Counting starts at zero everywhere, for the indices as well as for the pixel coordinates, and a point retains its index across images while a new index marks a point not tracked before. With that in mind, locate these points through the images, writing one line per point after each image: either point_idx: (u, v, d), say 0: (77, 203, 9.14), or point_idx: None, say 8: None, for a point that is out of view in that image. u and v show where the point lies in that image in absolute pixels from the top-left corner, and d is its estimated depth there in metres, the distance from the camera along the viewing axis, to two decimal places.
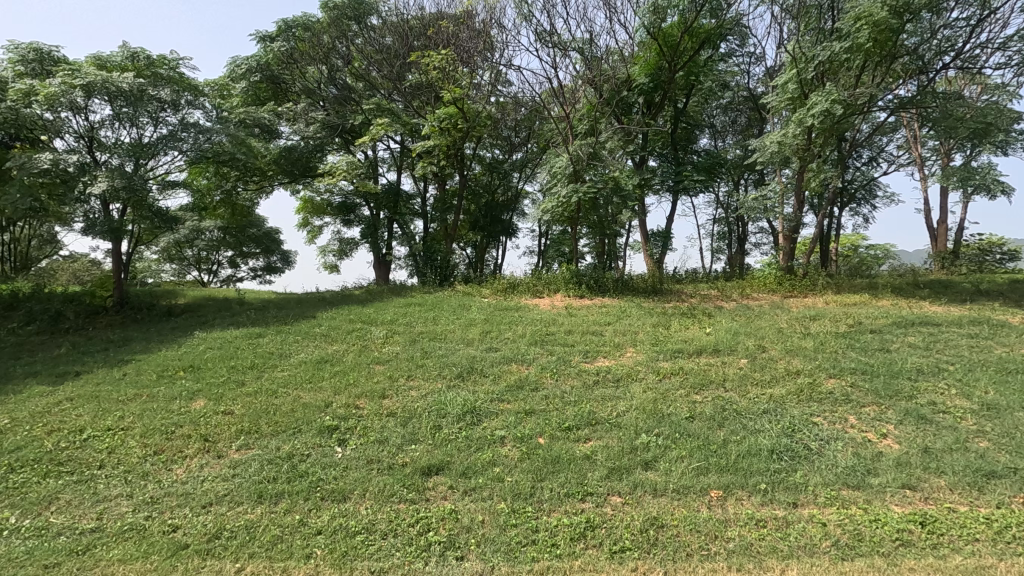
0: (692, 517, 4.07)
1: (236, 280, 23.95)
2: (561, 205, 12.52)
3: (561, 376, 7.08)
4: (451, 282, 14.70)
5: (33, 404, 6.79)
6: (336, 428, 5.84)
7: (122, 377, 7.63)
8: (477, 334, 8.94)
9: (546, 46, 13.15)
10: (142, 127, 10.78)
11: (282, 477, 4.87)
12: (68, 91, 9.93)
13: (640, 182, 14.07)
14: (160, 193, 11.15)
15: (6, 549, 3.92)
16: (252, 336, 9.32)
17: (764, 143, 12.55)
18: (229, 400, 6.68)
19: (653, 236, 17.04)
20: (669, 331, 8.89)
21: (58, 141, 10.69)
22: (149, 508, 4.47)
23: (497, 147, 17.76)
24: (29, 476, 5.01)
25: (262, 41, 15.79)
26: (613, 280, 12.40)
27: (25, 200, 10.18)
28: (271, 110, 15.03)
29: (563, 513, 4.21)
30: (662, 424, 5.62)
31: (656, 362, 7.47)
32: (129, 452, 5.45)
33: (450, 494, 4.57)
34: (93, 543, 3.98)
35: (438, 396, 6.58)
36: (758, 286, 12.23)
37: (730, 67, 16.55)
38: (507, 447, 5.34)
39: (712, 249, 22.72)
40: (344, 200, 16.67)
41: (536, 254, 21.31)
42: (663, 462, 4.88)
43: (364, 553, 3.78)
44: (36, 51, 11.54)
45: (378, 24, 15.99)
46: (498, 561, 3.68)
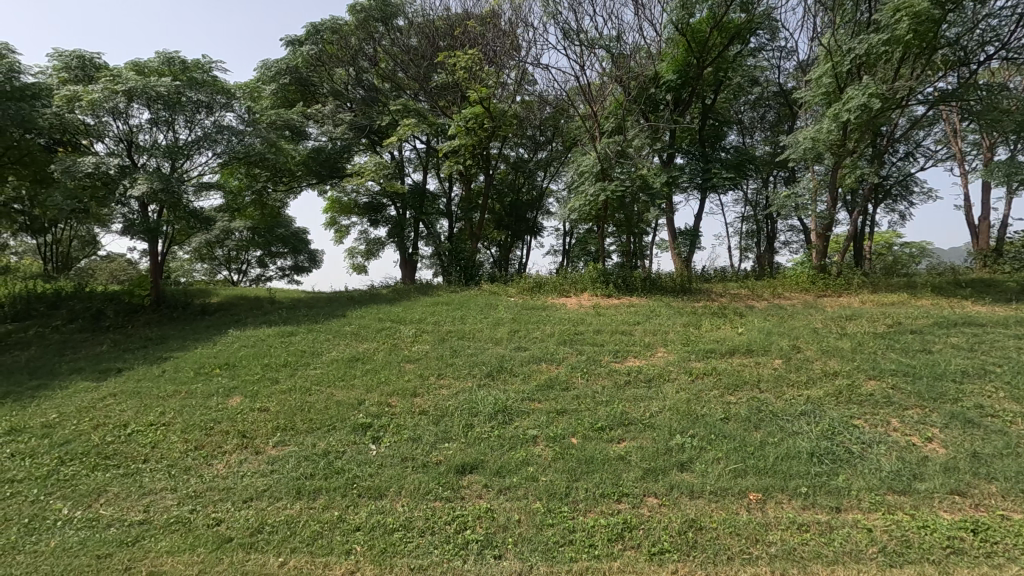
0: (731, 519, 4.01)
1: (265, 280, 24.46)
2: (588, 204, 12.42)
3: (592, 376, 7.03)
4: (476, 282, 14.71)
5: (80, 399, 7.05)
6: (369, 426, 5.91)
7: (163, 374, 7.86)
8: (505, 333, 8.93)
9: (573, 44, 13.10)
10: (178, 130, 11.08)
11: (319, 473, 4.95)
12: (111, 96, 10.27)
13: (668, 180, 13.93)
14: (195, 194, 11.44)
15: (61, 540, 4.06)
16: (285, 335, 9.47)
17: (797, 138, 12.27)
18: (265, 397, 6.81)
19: (681, 234, 16.80)
20: (700, 331, 8.76)
21: (99, 145, 11.05)
22: (193, 501, 4.58)
23: (522, 146, 17.75)
24: (79, 469, 5.20)
25: (291, 44, 16.01)
26: (641, 279, 12.25)
27: (68, 203, 10.55)
28: (301, 112, 15.26)
29: (600, 513, 4.19)
30: (697, 425, 5.54)
31: (688, 362, 7.38)
32: (172, 447, 5.60)
33: (485, 493, 4.58)
34: (141, 535, 4.10)
35: (470, 395, 6.60)
36: (791, 285, 11.99)
37: (760, 62, 16.32)
38: (540, 446, 5.34)
39: (740, 248, 22.39)
40: (371, 200, 16.85)
41: (561, 253, 21.24)
42: (699, 464, 4.82)
43: (403, 551, 3.82)
44: (79, 58, 11.94)
45: (404, 25, 16.14)
46: (537, 561, 3.68)
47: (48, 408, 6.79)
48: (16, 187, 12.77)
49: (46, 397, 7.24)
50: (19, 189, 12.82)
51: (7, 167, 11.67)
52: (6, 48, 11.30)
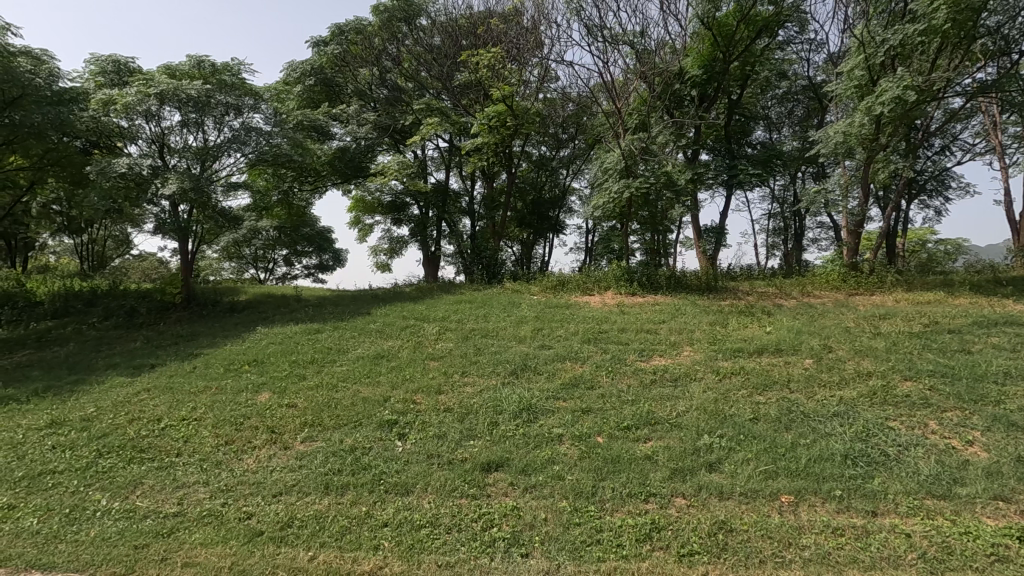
0: (763, 522, 3.93)
1: (291, 279, 24.89)
2: (612, 202, 12.28)
3: (617, 375, 6.97)
4: (499, 280, 14.77)
5: (116, 393, 7.25)
6: (395, 423, 5.96)
7: (194, 370, 8.05)
8: (529, 331, 8.93)
9: (597, 41, 12.99)
10: (207, 132, 11.33)
11: (346, 469, 5.01)
12: (143, 99, 10.54)
13: (692, 177, 13.77)
14: (223, 194, 11.69)
15: (100, 529, 4.17)
16: (311, 332, 9.61)
17: (827, 133, 11.96)
18: (292, 393, 6.92)
19: (706, 232, 16.54)
20: (726, 330, 8.61)
21: (133, 147, 11.37)
22: (224, 495, 4.67)
23: (545, 144, 17.70)
24: (116, 461, 5.35)
25: (316, 46, 16.23)
26: (666, 277, 12.13)
27: (104, 203, 10.86)
28: (326, 112, 15.42)
29: (627, 513, 4.15)
30: (725, 425, 5.45)
31: (715, 362, 7.25)
32: (203, 442, 5.72)
33: (511, 491, 4.58)
34: (176, 527, 4.19)
35: (494, 394, 6.59)
36: (820, 284, 11.71)
37: (788, 56, 16.00)
38: (566, 445, 5.32)
39: (767, 245, 21.99)
40: (394, 200, 16.96)
41: (584, 250, 21.14)
42: (728, 465, 4.75)
43: (430, 547, 3.82)
44: (114, 62, 12.29)
45: (427, 24, 16.20)
46: (564, 560, 3.65)
47: (87, 402, 7.01)
48: (54, 189, 13.22)
49: (84, 391, 7.47)
50: (57, 190, 13.28)
51: (45, 170, 12.08)
52: (45, 54, 11.71)
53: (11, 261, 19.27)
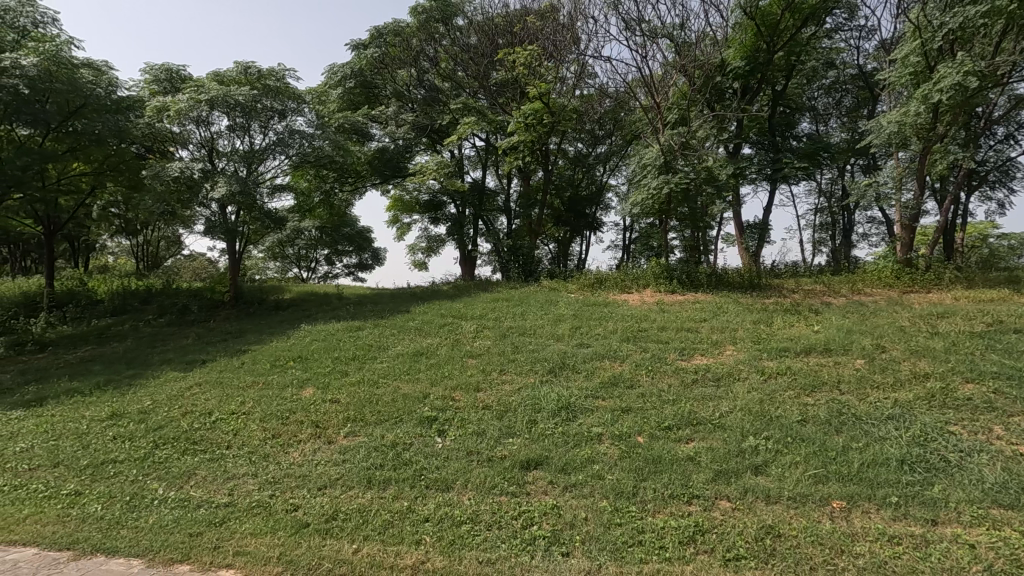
0: (813, 528, 3.79)
1: (332, 277, 25.51)
2: (651, 198, 12.04)
3: (657, 374, 6.86)
4: (536, 278, 14.77)
5: (171, 387, 7.59)
6: (434, 420, 6.02)
7: (242, 365, 8.34)
8: (567, 330, 8.87)
9: (635, 35, 12.79)
10: (253, 135, 11.75)
11: (388, 464, 5.10)
12: (195, 105, 10.99)
13: (733, 172, 13.46)
14: (269, 196, 12.10)
15: (158, 517, 4.37)
16: (353, 329, 9.84)
17: (879, 123, 11.43)
18: (335, 389, 7.08)
19: (748, 228, 16.09)
20: (771, 328, 8.36)
21: (184, 152, 11.89)
22: (272, 487, 4.82)
23: (581, 140, 17.63)
24: (171, 452, 5.60)
25: (356, 49, 16.50)
26: (706, 274, 11.86)
27: (158, 206, 11.37)
28: (365, 114, 15.72)
29: (669, 515, 4.08)
30: (772, 426, 5.29)
31: (759, 361, 7.04)
32: (252, 435, 5.92)
33: (550, 489, 4.56)
34: (227, 516, 4.34)
35: (532, 392, 6.57)
36: (872, 282, 11.24)
37: (836, 44, 15.39)
38: (606, 444, 5.26)
39: (813, 242, 21.24)
40: (431, 199, 17.13)
41: (621, 247, 20.92)
42: (774, 468, 4.60)
43: (470, 544, 3.84)
44: (167, 71, 12.84)
45: (464, 24, 16.30)
46: (606, 560, 3.60)
47: (144, 395, 7.36)
48: (112, 193, 13.91)
49: (141, 385, 7.85)
50: (114, 195, 13.97)
51: (105, 174, 12.73)
52: (105, 65, 12.33)
53: (74, 261, 20.44)
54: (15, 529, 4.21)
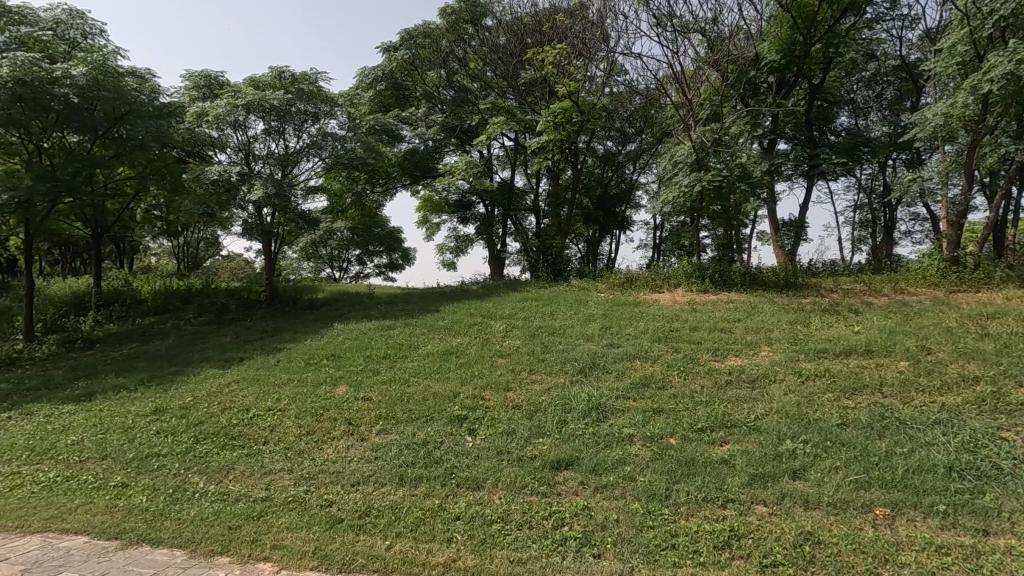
0: (855, 535, 3.67)
1: (364, 276, 25.90)
2: (682, 196, 11.83)
3: (689, 375, 6.75)
4: (565, 278, 14.69)
5: (210, 384, 7.84)
6: (465, 418, 6.06)
7: (278, 363, 8.55)
8: (597, 330, 8.80)
9: (666, 31, 12.61)
10: (287, 139, 12.03)
11: (419, 462, 5.15)
12: (232, 110, 11.34)
13: (768, 169, 13.17)
14: (303, 198, 12.37)
15: (198, 510, 4.51)
16: (384, 328, 9.96)
17: (924, 115, 10.98)
18: (367, 387, 7.19)
19: (784, 226, 15.66)
20: (808, 329, 8.13)
21: (222, 156, 12.27)
22: (307, 482, 4.93)
23: (610, 139, 17.49)
24: (211, 447, 5.78)
25: (387, 51, 16.72)
26: (740, 273, 11.62)
27: (198, 208, 11.74)
28: (396, 116, 15.92)
29: (703, 518, 4.01)
30: (810, 429, 5.15)
31: (796, 363, 6.85)
32: (287, 431, 6.07)
33: (581, 490, 4.54)
34: (264, 511, 4.45)
35: (563, 392, 6.53)
36: (917, 281, 10.83)
37: (877, 34, 14.86)
38: (637, 446, 5.20)
39: (852, 240, 20.56)
40: (460, 199, 17.22)
41: (651, 246, 20.65)
42: (813, 472, 4.47)
43: (501, 543, 3.84)
44: (206, 77, 13.28)
45: (493, 24, 16.35)
46: (638, 562, 3.56)
47: (185, 391, 7.62)
48: (155, 197, 14.44)
49: (182, 381, 8.13)
50: (157, 198, 14.48)
51: (148, 178, 13.21)
52: (149, 73, 12.81)
53: (120, 261, 21.29)
54: (67, 518, 4.41)
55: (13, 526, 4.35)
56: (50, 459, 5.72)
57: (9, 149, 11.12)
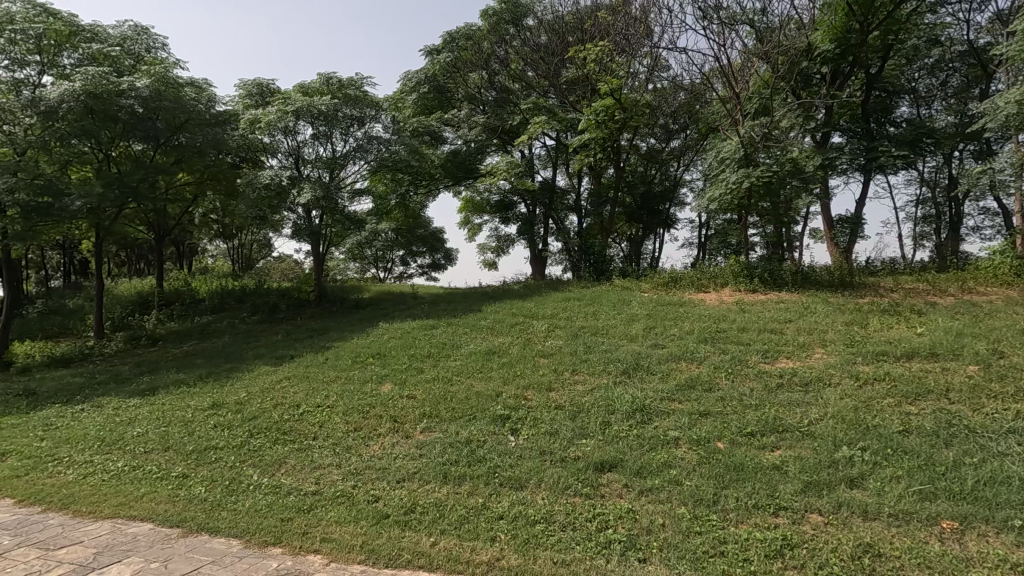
0: (919, 549, 3.47)
1: (407, 276, 26.35)
2: (729, 193, 11.49)
3: (738, 377, 6.56)
4: (608, 277, 14.53)
5: (264, 380, 8.16)
6: (507, 418, 6.08)
7: (326, 361, 8.81)
8: (641, 330, 8.67)
9: (712, 25, 12.27)
10: (335, 143, 12.40)
11: (462, 460, 5.19)
12: (283, 117, 11.78)
13: (822, 164, 12.63)
14: (350, 200, 12.72)
15: (253, 501, 4.69)
16: (427, 327, 10.10)
17: (994, 103, 10.28)
18: (411, 385, 7.33)
19: (839, 223, 14.99)
20: (867, 331, 7.76)
21: (274, 160, 12.76)
22: (354, 478, 5.05)
23: (653, 136, 17.16)
24: (265, 441, 6.00)
25: (430, 55, 16.95)
26: (792, 272, 11.20)
27: (252, 211, 12.23)
28: (439, 118, 16.15)
29: (753, 526, 3.87)
30: (868, 436, 4.91)
31: (853, 366, 6.54)
32: (336, 427, 6.24)
33: (625, 492, 4.47)
34: (314, 504, 4.59)
35: (606, 393, 6.46)
36: (986, 280, 10.17)
37: (941, 19, 14.03)
38: (683, 449, 5.08)
39: (913, 236, 19.53)
40: (502, 199, 17.26)
41: (697, 245, 20.18)
42: (872, 481, 4.26)
43: (545, 544, 3.82)
44: (259, 85, 13.84)
45: (534, 24, 16.29)
46: (685, 568, 3.48)
47: (240, 387, 7.95)
48: (212, 201, 15.12)
49: (237, 377, 8.48)
50: (214, 202, 15.17)
51: (205, 183, 13.86)
52: (206, 83, 13.43)
53: (180, 263, 22.42)
54: (133, 506, 4.67)
55: (86, 511, 4.65)
56: (118, 449, 6.07)
57: (81, 158, 11.88)
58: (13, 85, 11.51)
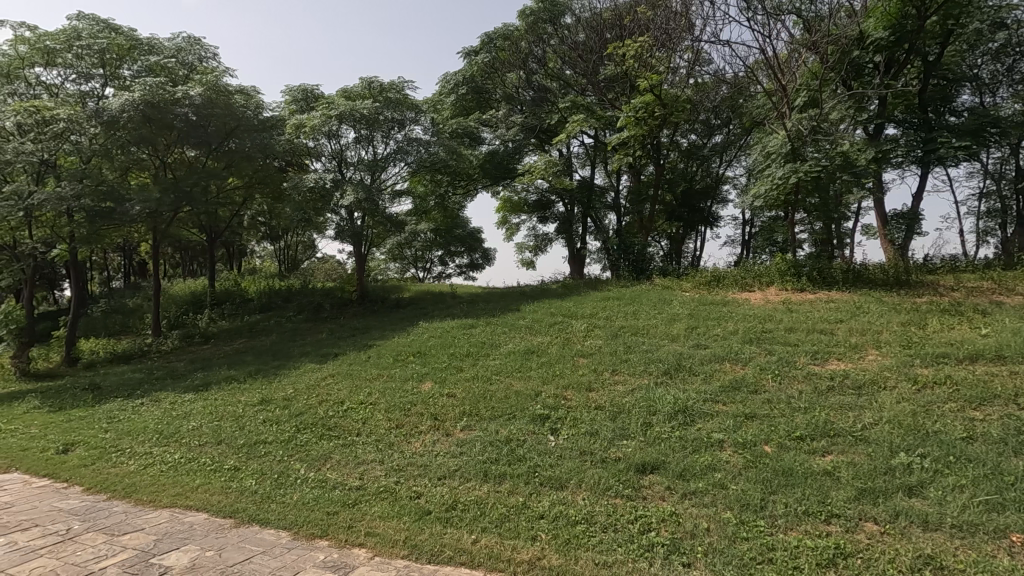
0: (986, 563, 3.27)
1: (445, 276, 26.64)
2: (775, 188, 11.12)
3: (786, 379, 6.35)
4: (648, 276, 14.31)
5: (309, 377, 8.40)
6: (547, 418, 6.06)
7: (369, 359, 9.00)
8: (682, 330, 8.50)
9: (757, 16, 11.90)
10: (376, 145, 12.70)
11: (502, 459, 5.21)
12: (327, 121, 12.13)
13: (875, 157, 12.06)
14: (390, 201, 12.95)
15: (300, 495, 4.83)
16: (466, 327, 10.16)
17: None
18: (451, 383, 7.39)
19: (894, 218, 14.30)
20: (925, 331, 7.39)
21: (318, 164, 13.15)
22: (396, 474, 5.14)
23: (694, 132, 16.79)
24: (311, 437, 6.18)
25: (468, 56, 17.07)
26: (843, 270, 10.75)
27: (297, 213, 12.61)
28: (477, 118, 16.37)
29: (804, 533, 3.74)
30: (927, 442, 4.66)
31: (911, 369, 6.22)
32: (378, 424, 6.37)
33: (668, 495, 4.40)
34: (358, 499, 4.69)
35: (647, 394, 6.37)
36: None
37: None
38: (728, 452, 4.95)
39: (976, 232, 18.44)
40: (540, 198, 17.21)
41: (740, 243, 19.64)
42: (933, 490, 4.05)
43: (586, 545, 3.80)
44: (304, 91, 14.28)
45: (572, 22, 16.17)
46: (730, 574, 3.39)
47: (287, 384, 8.21)
48: (260, 204, 15.67)
49: (284, 374, 8.77)
50: (262, 205, 15.72)
51: (254, 187, 14.37)
52: (254, 90, 13.93)
53: (230, 264, 23.34)
54: (189, 497, 4.89)
55: (147, 500, 4.90)
56: (174, 442, 6.37)
57: (140, 165, 12.51)
58: (79, 97, 12.26)
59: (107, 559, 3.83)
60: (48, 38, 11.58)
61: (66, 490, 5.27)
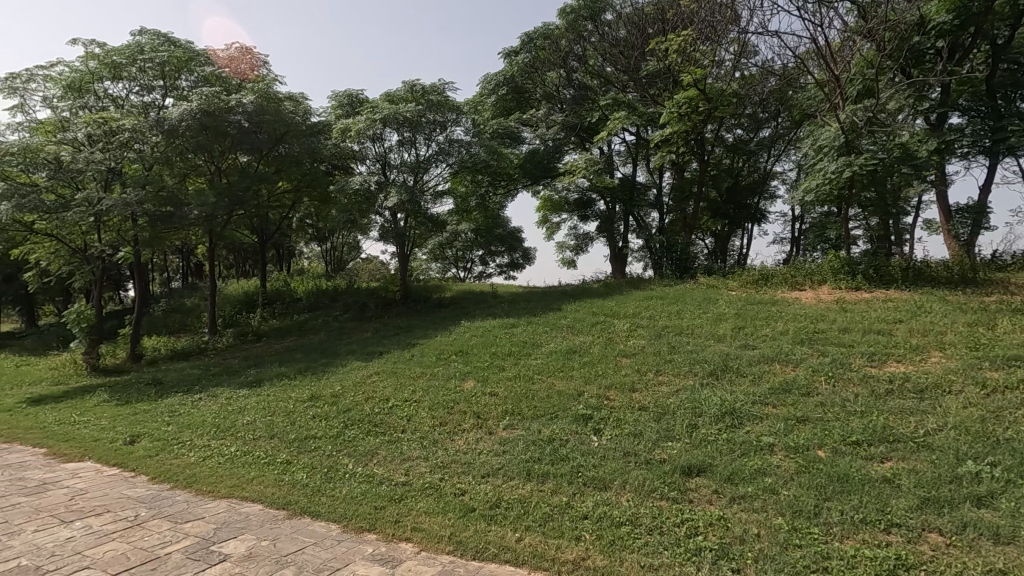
0: None
1: (486, 276, 26.81)
2: (827, 183, 10.68)
3: (840, 381, 6.10)
4: (692, 275, 14.00)
5: (355, 375, 8.61)
6: (590, 418, 6.01)
7: (412, 357, 9.15)
8: (729, 330, 8.28)
9: (807, 5, 11.46)
10: (419, 147, 12.92)
11: (545, 458, 5.22)
12: (371, 125, 12.43)
13: (937, 148, 11.43)
14: (432, 202, 13.15)
15: (349, 489, 4.97)
16: (507, 326, 10.20)
17: None
18: (494, 382, 7.44)
19: (958, 213, 13.49)
20: (994, 332, 6.96)
21: (363, 167, 13.49)
22: (440, 471, 5.22)
23: (740, 126, 16.31)
24: (358, 433, 6.35)
25: (508, 56, 17.11)
26: (902, 268, 10.22)
27: (343, 215, 12.95)
28: (517, 118, 16.38)
29: (862, 542, 3.58)
30: (998, 451, 4.39)
31: (978, 372, 5.86)
32: (423, 421, 6.48)
33: (716, 498, 4.30)
34: (405, 494, 4.79)
35: (692, 394, 6.25)
36: None
37: None
38: (778, 456, 4.80)
39: None
40: (581, 196, 17.06)
41: (790, 240, 18.97)
42: (1005, 501, 3.81)
43: (632, 546, 3.76)
44: (349, 96, 14.67)
45: (613, 18, 15.97)
46: None
47: (334, 381, 8.44)
48: (308, 207, 16.18)
49: (332, 372, 9.03)
50: (309, 207, 16.24)
51: (302, 191, 14.86)
52: (302, 97, 14.38)
53: (280, 265, 24.18)
54: (245, 488, 5.10)
55: (206, 490, 5.14)
56: (230, 435, 6.66)
57: (197, 171, 13.13)
58: (142, 108, 12.97)
59: (171, 545, 4.04)
60: (115, 53, 12.30)
61: (134, 479, 5.59)
